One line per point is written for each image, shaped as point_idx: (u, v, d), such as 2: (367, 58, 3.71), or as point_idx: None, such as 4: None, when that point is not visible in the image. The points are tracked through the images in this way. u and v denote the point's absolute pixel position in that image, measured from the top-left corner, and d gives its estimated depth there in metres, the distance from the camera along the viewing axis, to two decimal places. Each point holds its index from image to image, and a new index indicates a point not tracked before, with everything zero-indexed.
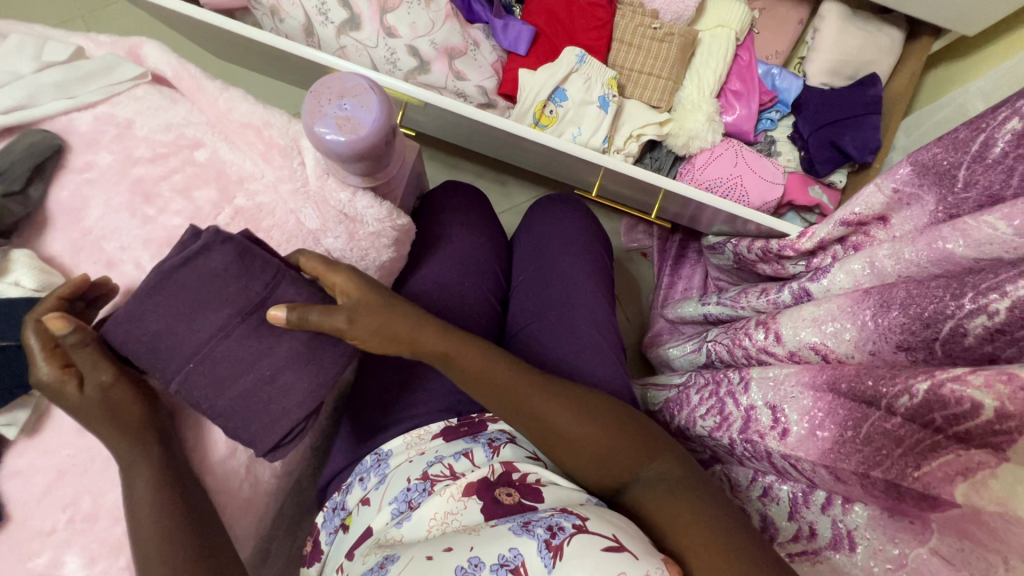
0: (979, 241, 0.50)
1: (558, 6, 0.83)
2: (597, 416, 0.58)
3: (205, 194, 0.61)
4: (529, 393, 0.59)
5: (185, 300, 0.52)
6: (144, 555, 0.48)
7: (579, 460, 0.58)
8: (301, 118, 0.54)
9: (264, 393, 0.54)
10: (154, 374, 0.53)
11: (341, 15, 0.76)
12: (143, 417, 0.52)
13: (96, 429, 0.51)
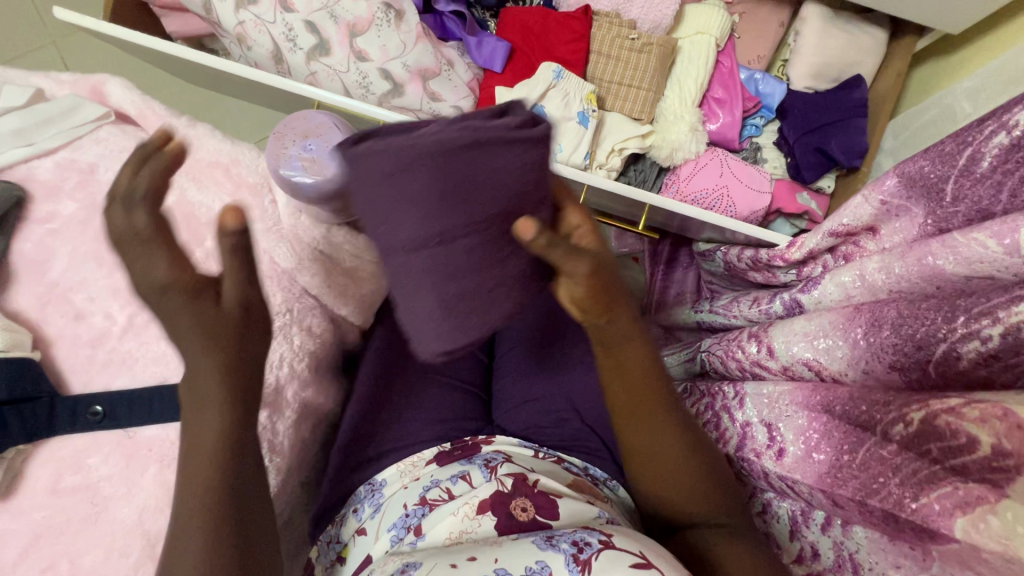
0: (969, 259, 0.49)
1: (533, 20, 0.81)
2: (706, 465, 0.57)
3: (175, 238, 0.59)
4: (660, 418, 0.55)
5: (462, 178, 0.44)
6: (190, 501, 0.44)
7: (663, 488, 0.57)
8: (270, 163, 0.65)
9: (467, 309, 0.46)
10: (382, 237, 0.45)
11: (309, 40, 0.74)
12: (258, 354, 0.47)
13: (207, 356, 0.44)
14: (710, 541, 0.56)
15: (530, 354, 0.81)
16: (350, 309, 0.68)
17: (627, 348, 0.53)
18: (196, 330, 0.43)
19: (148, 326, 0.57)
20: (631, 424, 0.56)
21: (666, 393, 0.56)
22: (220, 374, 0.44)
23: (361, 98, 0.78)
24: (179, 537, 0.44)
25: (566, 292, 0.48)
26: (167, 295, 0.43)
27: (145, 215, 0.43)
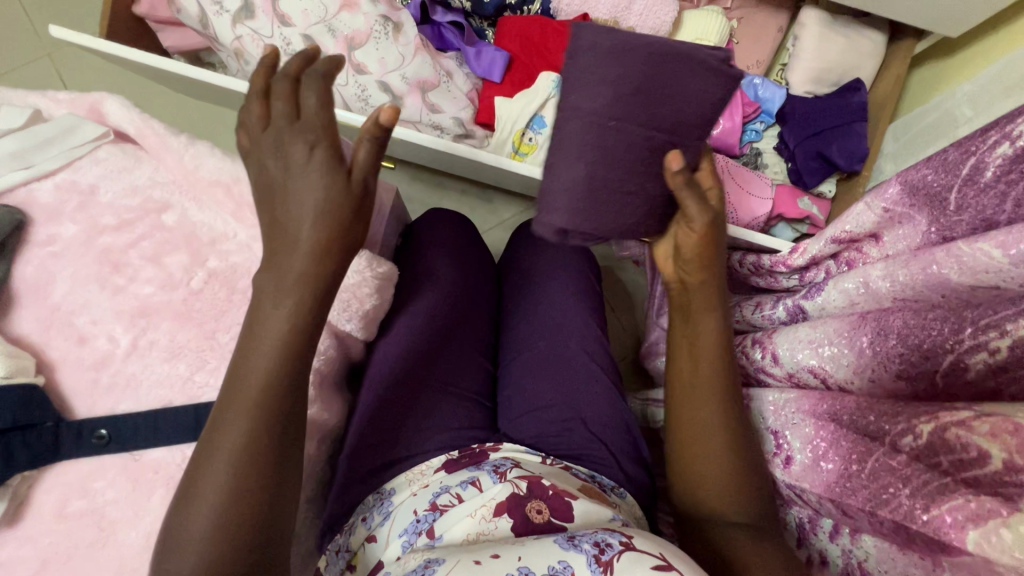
0: (974, 269, 0.49)
1: (531, 30, 0.81)
2: (746, 461, 0.58)
3: (177, 258, 0.59)
4: (713, 398, 0.59)
5: (670, 87, 0.57)
6: (236, 405, 0.47)
7: (699, 472, 0.58)
8: None
9: (605, 197, 0.58)
10: (574, 104, 0.56)
11: (307, 54, 0.74)
12: (353, 239, 0.49)
13: (309, 220, 0.46)
14: (731, 534, 0.55)
15: (533, 362, 0.82)
16: (355, 325, 0.67)
17: (704, 326, 0.60)
18: (317, 202, 0.46)
19: (151, 348, 0.57)
20: (686, 398, 0.60)
21: (727, 380, 0.60)
22: (303, 275, 0.47)
23: (360, 110, 0.78)
24: (216, 447, 0.46)
25: (677, 238, 0.59)
26: (297, 167, 0.46)
27: (309, 97, 0.45)
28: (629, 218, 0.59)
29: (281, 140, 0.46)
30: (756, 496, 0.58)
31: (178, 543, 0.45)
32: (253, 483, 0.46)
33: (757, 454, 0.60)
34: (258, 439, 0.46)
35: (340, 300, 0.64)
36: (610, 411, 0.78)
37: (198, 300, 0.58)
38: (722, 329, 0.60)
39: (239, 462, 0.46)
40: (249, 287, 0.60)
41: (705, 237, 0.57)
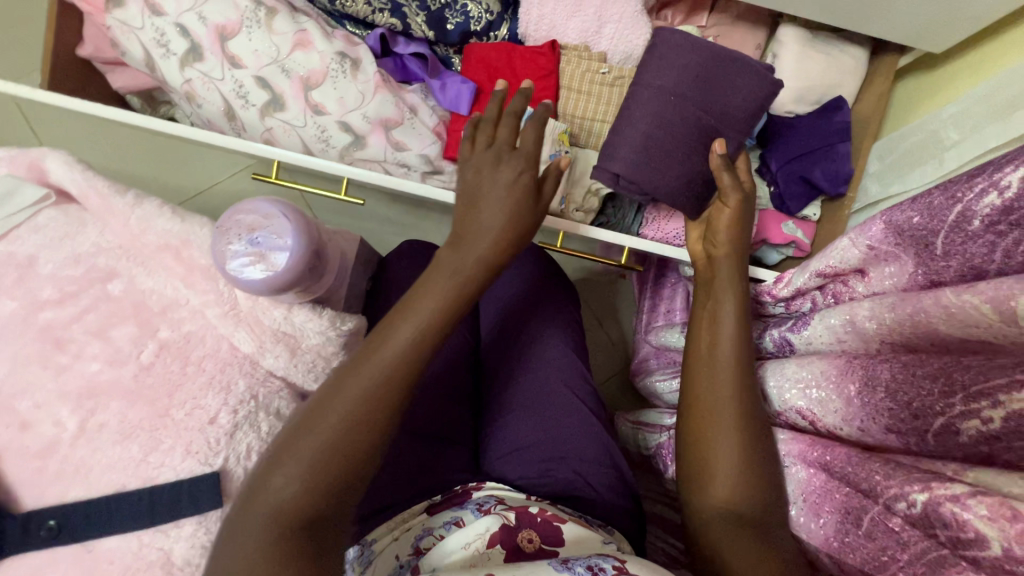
0: (964, 322, 0.46)
1: (498, 59, 0.77)
2: (751, 451, 0.56)
3: (124, 331, 0.55)
4: (725, 378, 0.58)
5: (713, 84, 0.72)
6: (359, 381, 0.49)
7: (704, 454, 0.57)
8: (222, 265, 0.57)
9: (655, 156, 0.71)
10: (656, 84, 0.71)
11: (261, 96, 0.70)
12: (522, 233, 0.57)
13: (499, 215, 0.56)
14: (719, 524, 0.54)
15: (515, 399, 0.79)
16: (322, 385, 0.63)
17: (724, 304, 0.61)
18: (506, 205, 0.56)
19: (101, 431, 0.53)
20: (699, 375, 0.60)
21: (742, 365, 0.58)
22: (481, 259, 0.55)
23: (322, 152, 0.74)
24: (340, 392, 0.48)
25: (713, 218, 0.66)
26: (500, 183, 0.57)
27: (529, 139, 0.60)
28: (669, 180, 0.71)
29: (498, 158, 0.59)
30: (764, 491, 0.55)
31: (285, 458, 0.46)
32: (361, 438, 0.47)
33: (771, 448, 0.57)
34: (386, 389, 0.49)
35: (302, 361, 0.61)
36: (596, 452, 0.75)
37: (149, 376, 0.55)
38: (740, 309, 0.60)
39: (358, 407, 0.48)
40: (204, 357, 0.57)
41: (739, 215, 0.64)
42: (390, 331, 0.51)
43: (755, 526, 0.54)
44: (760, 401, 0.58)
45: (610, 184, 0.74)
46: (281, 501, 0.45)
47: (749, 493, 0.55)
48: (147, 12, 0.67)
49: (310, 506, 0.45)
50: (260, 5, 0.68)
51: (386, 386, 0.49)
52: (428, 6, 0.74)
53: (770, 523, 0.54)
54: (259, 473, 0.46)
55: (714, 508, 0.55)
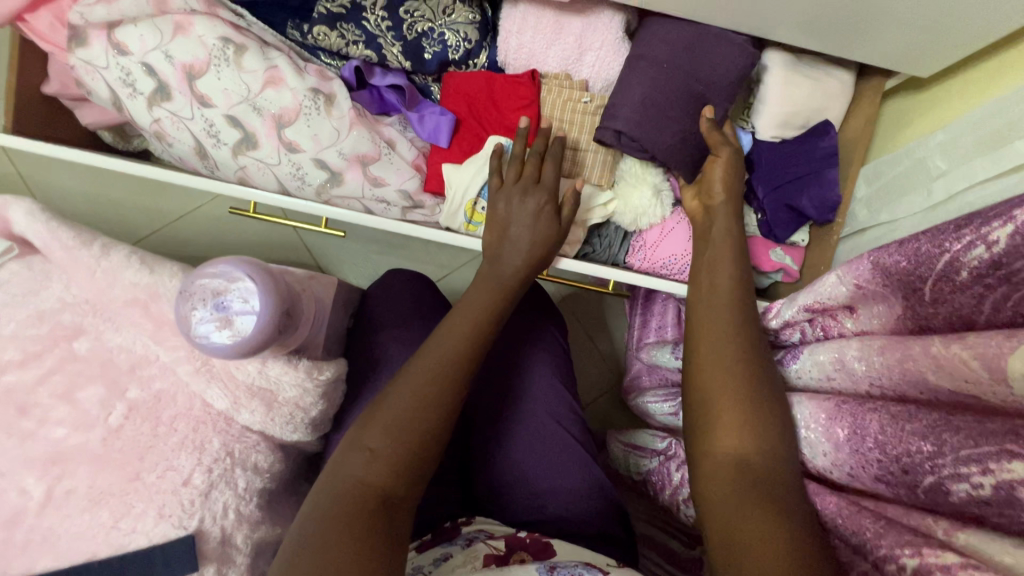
0: (954, 376, 0.45)
1: (477, 89, 0.75)
2: (756, 388, 0.55)
3: (91, 393, 0.54)
4: (728, 321, 0.60)
5: (702, 51, 0.70)
6: (417, 382, 0.57)
7: (712, 396, 0.56)
8: (214, 336, 0.46)
9: (651, 117, 0.71)
10: (650, 49, 0.71)
11: (233, 135, 0.68)
12: (547, 249, 0.68)
13: (523, 238, 0.67)
14: (725, 472, 0.52)
15: (498, 434, 0.75)
16: (301, 433, 0.62)
17: (722, 259, 0.65)
18: (532, 238, 0.67)
19: (68, 497, 0.51)
20: (702, 322, 0.62)
21: (741, 312, 0.61)
22: (517, 274, 0.66)
23: (298, 189, 0.73)
24: (419, 374, 0.58)
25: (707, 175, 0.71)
26: (526, 213, 0.68)
27: (549, 172, 0.69)
28: (668, 138, 0.71)
29: (524, 190, 0.69)
30: (774, 444, 0.53)
31: (366, 442, 0.55)
32: (426, 411, 0.56)
33: (782, 402, 0.55)
34: (448, 383, 0.58)
35: (279, 414, 0.59)
36: (585, 484, 0.72)
37: (118, 440, 0.53)
38: (734, 264, 0.64)
39: (428, 394, 0.57)
40: (176, 416, 0.55)
41: (730, 165, 0.70)
42: (450, 327, 0.61)
43: (763, 480, 0.50)
44: (765, 351, 0.59)
45: (612, 143, 0.73)
46: (361, 473, 0.53)
47: (758, 442, 0.53)
48: (111, 50, 0.65)
49: (385, 479, 0.53)
50: (228, 42, 0.66)
51: (447, 379, 0.58)
52: (404, 36, 0.72)
53: (781, 480, 0.51)
54: (340, 453, 0.55)
55: (720, 456, 0.53)
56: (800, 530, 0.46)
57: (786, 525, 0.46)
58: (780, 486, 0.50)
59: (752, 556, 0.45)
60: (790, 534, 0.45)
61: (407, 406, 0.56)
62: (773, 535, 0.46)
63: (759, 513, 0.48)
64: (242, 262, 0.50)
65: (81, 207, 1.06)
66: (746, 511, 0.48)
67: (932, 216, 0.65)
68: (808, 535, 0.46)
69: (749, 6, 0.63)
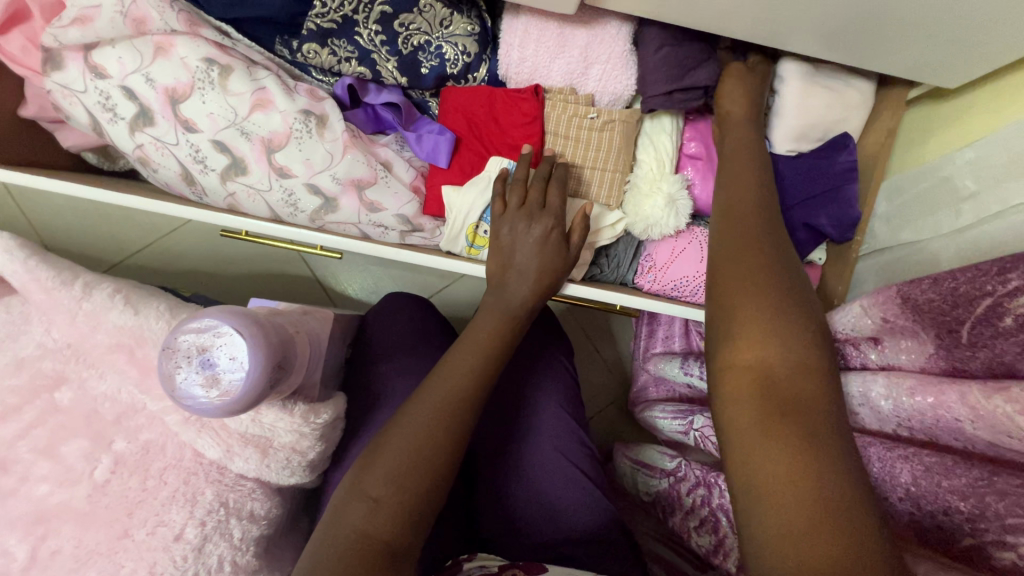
0: (994, 428, 0.41)
1: (476, 105, 0.71)
2: (790, 299, 0.48)
3: (74, 447, 0.51)
4: (755, 232, 0.54)
5: None
6: (422, 411, 0.53)
7: (734, 303, 0.49)
8: (203, 402, 0.44)
9: (684, 69, 0.68)
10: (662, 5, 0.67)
11: (220, 160, 0.65)
12: (558, 253, 0.65)
13: (531, 260, 0.64)
14: (748, 386, 0.45)
15: (503, 468, 0.72)
16: (300, 476, 0.58)
17: (748, 184, 0.59)
18: (539, 263, 0.64)
19: (54, 558, 0.48)
20: (726, 234, 0.55)
21: (766, 223, 0.55)
22: (526, 301, 0.63)
23: (291, 216, 0.69)
24: (426, 405, 0.54)
25: (724, 85, 0.70)
26: (533, 238, 0.64)
27: (555, 197, 0.66)
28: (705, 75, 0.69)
29: (531, 213, 0.66)
30: (812, 360, 0.46)
31: (369, 469, 0.51)
32: (441, 431, 0.52)
33: (819, 314, 0.49)
34: (455, 411, 0.54)
35: (275, 460, 0.55)
36: (589, 507, 0.70)
37: (105, 496, 0.50)
38: (761, 193, 0.58)
39: (434, 434, 0.52)
40: (166, 468, 0.52)
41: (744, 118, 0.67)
42: (452, 363, 0.57)
43: (793, 398, 0.44)
44: (796, 260, 0.52)
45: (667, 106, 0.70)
46: (364, 525, 0.47)
47: (788, 354, 0.45)
48: (88, 74, 0.61)
49: (389, 530, 0.47)
50: (212, 63, 0.62)
51: (448, 414, 0.53)
52: (400, 50, 0.68)
53: (813, 397, 0.44)
54: (340, 501, 0.50)
55: (742, 368, 0.46)
56: (835, 460, 0.40)
57: (824, 463, 0.40)
58: (816, 410, 0.43)
59: (779, 497, 0.40)
60: (829, 478, 0.39)
61: (418, 436, 0.52)
62: (807, 473, 0.40)
63: (786, 439, 0.42)
64: (227, 314, 0.46)
65: (72, 223, 1.02)
66: (778, 440, 0.42)
67: (960, 238, 0.62)
68: (846, 471, 0.40)
69: (764, 21, 0.60)
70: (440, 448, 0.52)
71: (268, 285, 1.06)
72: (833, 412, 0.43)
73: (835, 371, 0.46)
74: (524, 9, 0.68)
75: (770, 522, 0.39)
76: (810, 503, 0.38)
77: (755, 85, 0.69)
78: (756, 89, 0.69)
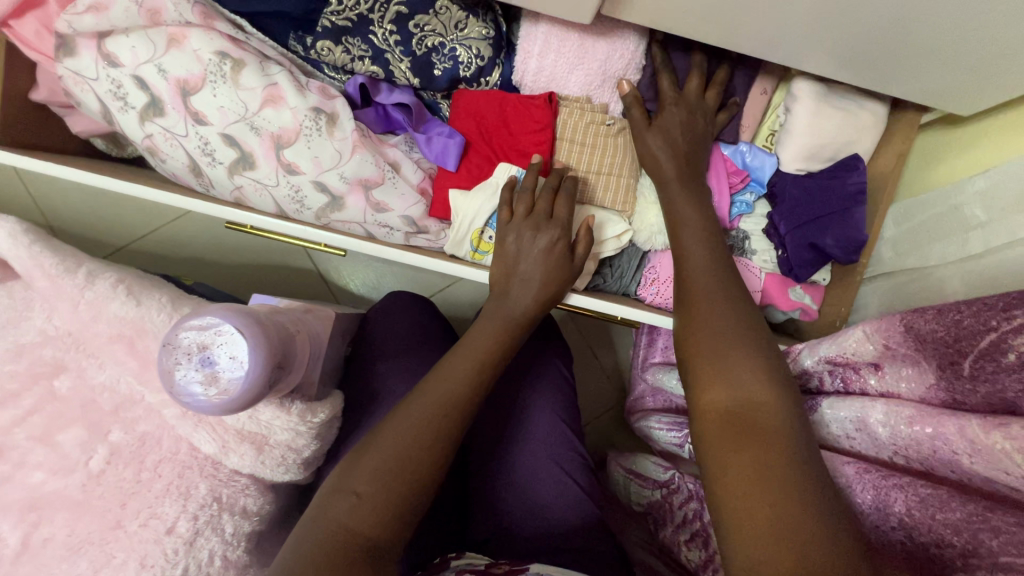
0: (992, 464, 0.41)
1: (489, 110, 0.71)
2: (742, 337, 0.51)
3: (71, 435, 0.51)
4: (698, 269, 0.59)
5: None
6: (416, 415, 0.53)
7: (690, 349, 0.53)
8: (201, 401, 0.44)
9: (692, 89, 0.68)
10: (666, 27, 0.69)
11: (229, 154, 0.65)
12: (563, 255, 0.65)
13: (535, 267, 0.64)
14: (715, 425, 0.46)
15: (494, 470, 0.72)
16: (294, 473, 0.58)
17: (684, 213, 0.64)
18: (543, 271, 0.64)
19: (46, 546, 0.48)
20: (682, 280, 0.59)
21: (718, 267, 0.59)
22: (526, 307, 0.63)
23: (296, 212, 0.69)
24: (421, 406, 0.54)
25: (639, 141, 0.70)
26: (539, 247, 0.64)
27: (564, 207, 0.66)
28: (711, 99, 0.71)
29: (537, 224, 0.65)
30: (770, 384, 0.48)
31: (360, 462, 0.51)
32: (438, 433, 0.52)
33: (772, 346, 0.51)
34: (452, 417, 0.54)
35: (270, 457, 0.55)
36: (580, 513, 0.70)
37: (99, 485, 0.50)
38: (710, 229, 0.63)
39: (424, 439, 0.52)
40: (161, 461, 0.52)
41: (663, 131, 0.68)
42: (452, 366, 0.58)
43: (755, 427, 0.45)
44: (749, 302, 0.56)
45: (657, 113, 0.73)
46: (348, 520, 0.47)
47: (747, 389, 0.47)
48: (101, 61, 0.61)
49: (373, 528, 0.47)
50: (225, 57, 0.62)
51: (444, 419, 0.53)
52: (413, 51, 0.67)
53: (777, 428, 0.44)
54: (326, 495, 0.49)
55: (707, 408, 0.48)
56: (802, 480, 0.41)
57: (788, 477, 0.41)
58: (776, 432, 0.44)
59: (751, 518, 0.39)
60: (790, 486, 0.40)
61: (413, 438, 0.52)
62: (773, 493, 0.40)
63: (750, 463, 0.42)
64: (229, 312, 0.46)
65: (79, 208, 1.02)
66: (745, 466, 0.42)
67: (967, 267, 0.61)
68: (810, 485, 0.40)
69: (777, 41, 0.60)
70: (432, 449, 0.52)
71: (270, 277, 1.06)
72: (795, 436, 0.44)
73: (791, 395, 0.47)
74: (541, 17, 0.68)
75: (746, 546, 0.39)
76: (778, 514, 0.39)
77: (667, 131, 0.68)
78: (680, 133, 0.68)
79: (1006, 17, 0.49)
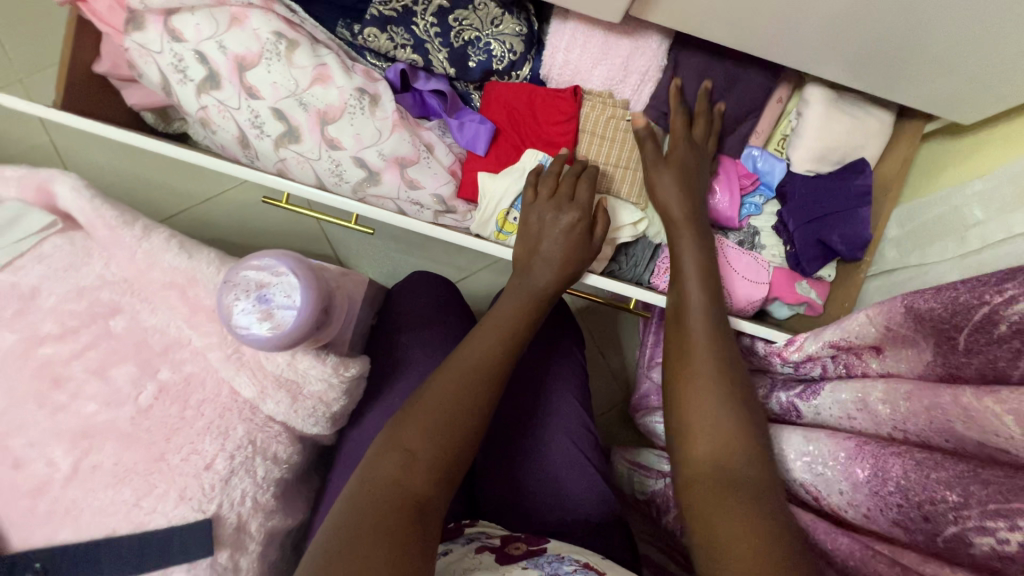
0: (984, 429, 0.44)
1: (518, 100, 0.76)
2: (729, 391, 0.55)
3: (123, 371, 0.55)
4: (694, 314, 0.63)
5: None
6: (451, 377, 0.57)
7: (682, 397, 0.57)
8: (254, 333, 0.47)
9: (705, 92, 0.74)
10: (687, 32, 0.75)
11: (277, 127, 0.70)
12: (581, 238, 0.69)
13: (554, 244, 0.68)
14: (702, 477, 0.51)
15: (510, 444, 0.75)
16: (322, 427, 0.61)
17: (686, 249, 0.68)
18: (563, 248, 0.68)
19: (94, 472, 0.52)
20: (677, 329, 0.63)
21: (712, 314, 0.63)
22: (544, 289, 0.67)
23: (335, 185, 0.74)
24: (456, 368, 0.57)
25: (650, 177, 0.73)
26: (560, 226, 0.69)
27: (584, 189, 0.70)
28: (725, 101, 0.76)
29: (559, 204, 0.70)
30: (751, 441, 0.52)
31: (404, 422, 0.54)
32: (465, 394, 0.56)
33: (755, 402, 0.56)
34: (485, 380, 0.57)
35: (303, 407, 0.58)
36: (589, 491, 0.73)
37: (147, 419, 0.54)
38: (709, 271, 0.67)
39: (457, 399, 0.55)
40: (203, 401, 0.56)
41: (676, 171, 0.71)
42: (479, 338, 0.61)
43: (738, 484, 0.49)
44: (737, 354, 0.60)
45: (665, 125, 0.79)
46: (400, 473, 0.50)
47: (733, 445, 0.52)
48: (167, 36, 0.66)
49: (423, 486, 0.50)
50: (281, 37, 0.67)
51: (479, 382, 0.57)
52: (452, 43, 0.73)
53: (758, 485, 0.49)
54: (377, 453, 0.52)
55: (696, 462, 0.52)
56: (780, 531, 0.45)
57: (762, 533, 0.45)
58: (757, 490, 0.48)
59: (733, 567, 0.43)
60: (767, 536, 0.44)
61: (451, 396, 0.55)
62: (753, 542, 0.44)
63: (734, 516, 0.46)
64: (283, 258, 0.51)
65: (119, 182, 1.07)
66: (730, 519, 0.46)
67: (965, 264, 0.65)
68: (787, 534, 0.45)
69: (791, 46, 0.64)
70: (464, 408, 0.55)
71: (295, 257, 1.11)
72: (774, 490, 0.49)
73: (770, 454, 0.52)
74: (572, 16, 0.73)
75: None
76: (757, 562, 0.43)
77: (678, 176, 0.71)
78: (687, 178, 0.72)
79: (1002, 30, 0.53)
